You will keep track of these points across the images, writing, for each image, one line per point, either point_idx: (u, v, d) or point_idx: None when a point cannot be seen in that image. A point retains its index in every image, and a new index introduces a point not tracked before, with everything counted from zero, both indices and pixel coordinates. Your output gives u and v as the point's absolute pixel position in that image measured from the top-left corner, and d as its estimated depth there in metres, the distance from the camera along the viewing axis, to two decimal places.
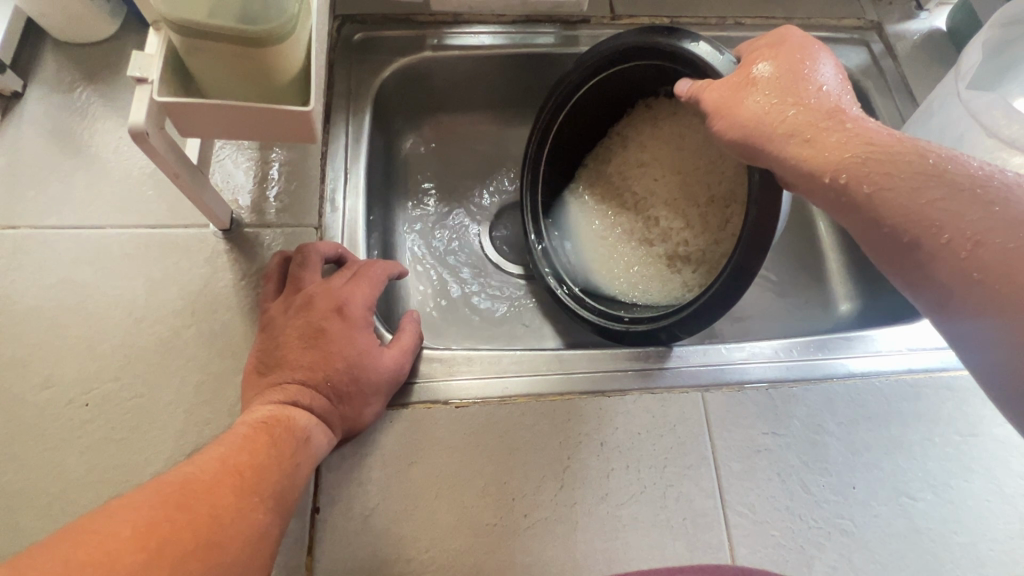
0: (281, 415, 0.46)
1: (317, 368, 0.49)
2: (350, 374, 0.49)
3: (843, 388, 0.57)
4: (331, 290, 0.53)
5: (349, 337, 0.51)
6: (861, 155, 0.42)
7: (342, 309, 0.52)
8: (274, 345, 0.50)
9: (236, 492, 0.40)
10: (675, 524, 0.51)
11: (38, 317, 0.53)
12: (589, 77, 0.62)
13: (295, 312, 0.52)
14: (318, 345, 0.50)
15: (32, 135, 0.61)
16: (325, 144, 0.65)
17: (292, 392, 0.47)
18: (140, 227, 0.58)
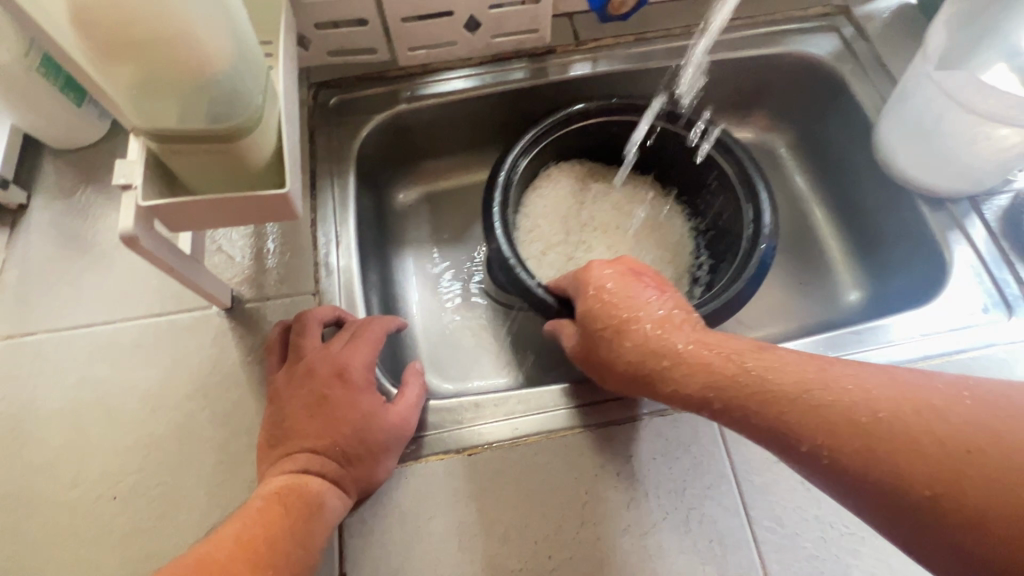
0: (295, 484, 0.46)
1: (325, 434, 0.50)
2: (358, 436, 0.50)
3: None
4: (330, 354, 0.54)
5: (353, 399, 0.52)
6: (860, 401, 0.36)
7: (344, 372, 0.53)
8: (281, 416, 0.51)
9: (251, 567, 0.41)
10: (702, 548, 0.50)
11: (62, 417, 0.56)
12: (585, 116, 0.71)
13: (297, 381, 0.53)
14: (322, 413, 0.51)
15: (41, 242, 0.64)
16: (314, 210, 0.67)
17: (302, 461, 0.48)
18: (148, 316, 0.60)
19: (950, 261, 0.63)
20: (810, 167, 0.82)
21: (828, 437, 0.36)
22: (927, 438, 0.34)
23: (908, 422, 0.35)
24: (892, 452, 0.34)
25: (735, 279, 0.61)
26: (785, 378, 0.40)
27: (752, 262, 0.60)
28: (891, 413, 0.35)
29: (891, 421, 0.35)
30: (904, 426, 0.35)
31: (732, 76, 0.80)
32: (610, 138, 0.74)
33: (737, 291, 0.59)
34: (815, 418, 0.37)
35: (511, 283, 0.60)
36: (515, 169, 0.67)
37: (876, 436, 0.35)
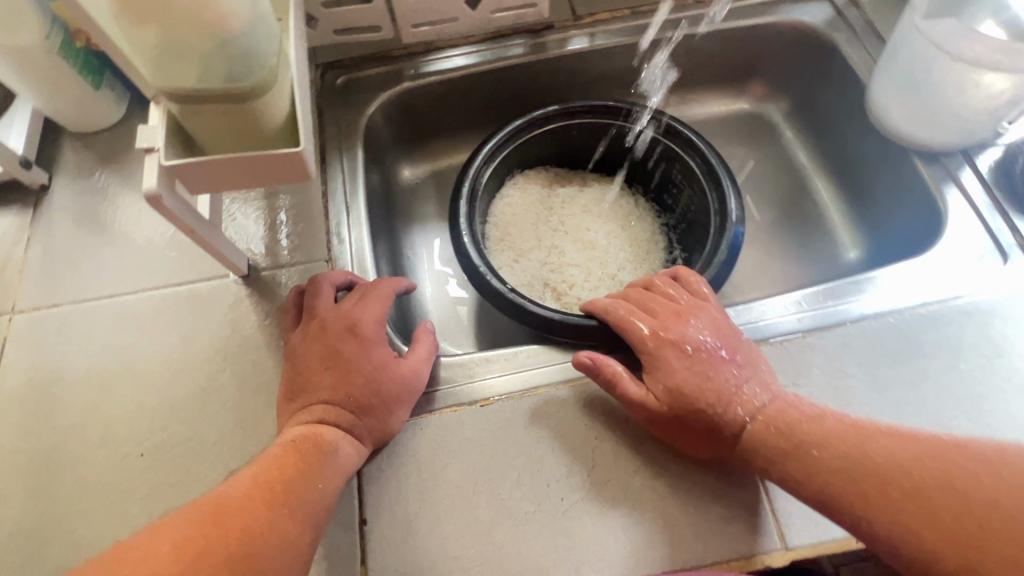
0: (311, 433, 0.49)
1: (339, 384, 0.51)
2: (370, 385, 0.52)
3: (860, 331, 0.58)
4: (341, 312, 0.56)
5: (365, 351, 0.53)
6: (883, 461, 0.45)
7: (355, 326, 0.55)
8: (296, 371, 0.53)
9: (269, 505, 0.43)
10: (710, 487, 0.52)
11: (89, 382, 0.58)
12: (553, 119, 0.73)
13: (311, 337, 0.55)
14: (335, 367, 0.52)
15: (63, 220, 0.67)
16: (325, 183, 0.69)
17: (319, 411, 0.50)
18: (168, 286, 0.63)
19: (946, 213, 0.64)
20: (807, 135, 0.84)
21: (865, 497, 0.44)
22: (950, 504, 0.42)
23: (929, 486, 0.43)
24: (922, 517, 0.42)
25: (706, 268, 0.62)
26: (832, 449, 0.46)
27: (721, 251, 0.62)
28: (915, 477, 0.43)
29: (914, 497, 0.43)
30: (926, 493, 0.42)
31: (727, 47, 0.82)
32: (580, 140, 0.76)
33: (711, 277, 0.61)
34: (858, 483, 0.44)
35: (482, 290, 0.60)
36: (480, 177, 0.68)
37: (902, 497, 0.43)
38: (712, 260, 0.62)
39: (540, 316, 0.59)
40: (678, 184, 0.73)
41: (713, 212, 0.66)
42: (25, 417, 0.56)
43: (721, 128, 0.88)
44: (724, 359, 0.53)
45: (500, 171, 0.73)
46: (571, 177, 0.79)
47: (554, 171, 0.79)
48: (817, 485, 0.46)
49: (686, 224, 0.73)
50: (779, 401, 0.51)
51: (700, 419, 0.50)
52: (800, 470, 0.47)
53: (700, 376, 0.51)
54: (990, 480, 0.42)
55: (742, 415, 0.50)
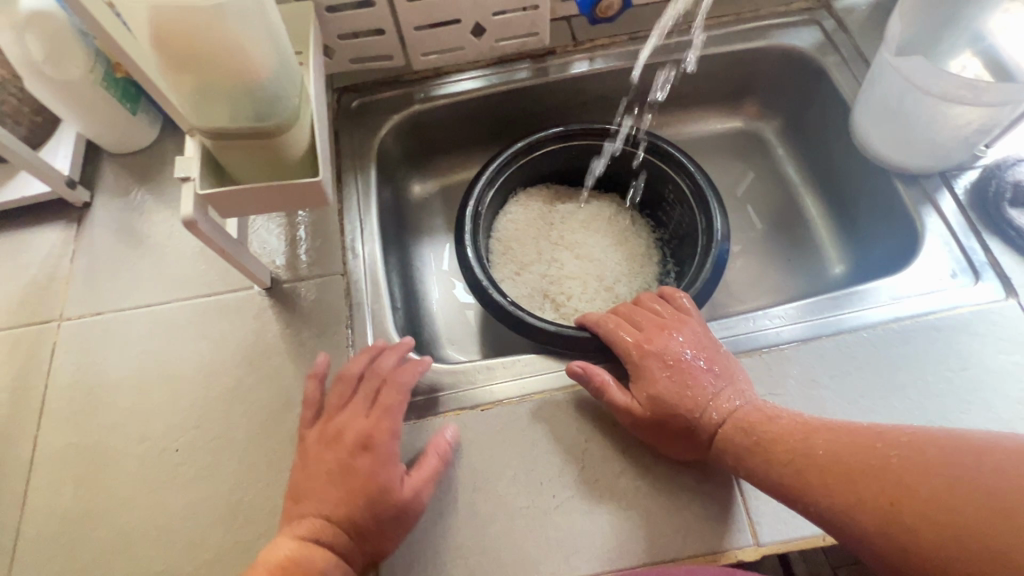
0: (324, 541, 0.50)
1: (343, 501, 0.52)
2: (370, 507, 0.51)
3: (834, 344, 0.62)
4: (359, 421, 0.56)
5: (372, 471, 0.53)
6: (819, 452, 0.49)
7: (369, 445, 0.55)
8: (308, 473, 0.54)
9: None
10: (690, 487, 0.56)
11: (128, 384, 0.64)
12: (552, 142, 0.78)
13: (326, 443, 0.56)
14: (350, 475, 0.53)
15: (103, 235, 0.73)
16: (341, 201, 0.75)
17: (330, 524, 0.51)
18: (199, 297, 0.69)
19: (923, 232, 0.68)
20: (797, 153, 0.88)
21: (804, 485, 0.49)
22: (872, 481, 0.46)
23: (856, 468, 0.47)
24: (849, 496, 0.46)
25: (692, 283, 0.67)
26: (778, 444, 0.51)
27: (706, 267, 0.67)
28: (845, 462, 0.48)
29: (842, 479, 0.47)
30: (852, 475, 0.47)
31: (721, 70, 0.86)
32: (578, 160, 0.81)
33: (696, 292, 0.65)
34: (796, 473, 0.49)
35: (484, 304, 0.65)
36: (484, 196, 0.74)
37: (832, 480, 0.47)
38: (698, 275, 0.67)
39: (535, 328, 0.64)
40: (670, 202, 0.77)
41: (700, 229, 0.70)
42: (72, 414, 0.63)
43: (715, 146, 0.92)
44: (703, 369, 0.58)
45: (503, 189, 0.78)
46: (571, 194, 0.84)
47: (555, 188, 0.84)
48: (768, 478, 0.51)
49: (678, 239, 0.78)
50: (749, 406, 0.55)
51: (679, 424, 0.55)
52: (756, 465, 0.52)
53: (679, 384, 0.57)
54: (909, 456, 0.45)
55: (716, 419, 0.55)
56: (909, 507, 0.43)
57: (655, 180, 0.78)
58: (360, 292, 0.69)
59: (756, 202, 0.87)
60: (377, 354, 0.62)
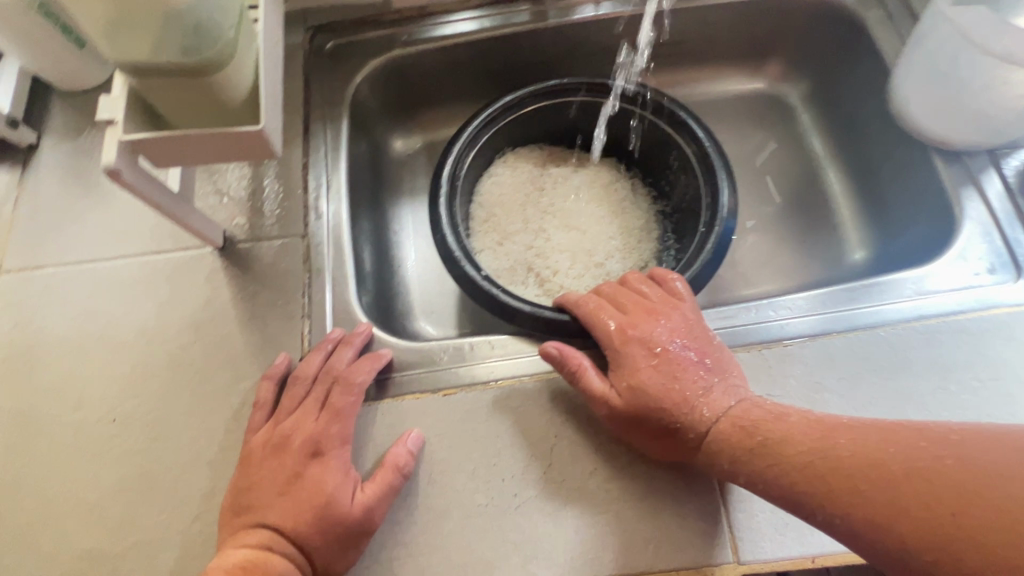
0: (260, 560, 0.45)
1: (289, 516, 0.47)
2: (319, 526, 0.47)
3: (844, 342, 0.55)
4: (308, 426, 0.51)
5: (321, 479, 0.49)
6: (835, 456, 0.42)
7: (319, 450, 0.50)
8: (250, 483, 0.49)
9: None
10: (667, 494, 0.51)
11: (67, 345, 0.59)
12: (545, 96, 0.69)
13: (273, 450, 0.50)
14: (292, 492, 0.48)
15: (48, 181, 0.67)
16: (307, 154, 0.68)
17: (270, 537, 0.46)
18: (147, 254, 0.63)
19: (960, 218, 0.59)
20: (824, 122, 0.78)
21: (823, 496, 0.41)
22: (911, 488, 0.38)
23: (886, 474, 0.39)
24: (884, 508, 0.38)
25: (689, 264, 0.59)
26: (785, 448, 0.44)
27: (707, 246, 0.59)
28: (874, 467, 0.40)
29: (873, 488, 0.39)
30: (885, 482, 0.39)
31: (745, 22, 0.75)
32: (574, 118, 0.72)
33: (692, 275, 0.58)
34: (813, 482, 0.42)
35: (455, 276, 0.59)
36: (465, 154, 0.66)
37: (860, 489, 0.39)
38: (696, 256, 0.59)
39: (508, 306, 0.57)
40: (675, 170, 0.69)
41: (705, 201, 0.62)
42: (6, 376, 0.58)
43: (732, 109, 0.82)
44: (692, 361, 0.51)
45: (489, 147, 0.70)
46: (566, 156, 0.76)
47: (547, 150, 0.76)
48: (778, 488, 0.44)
49: (681, 212, 0.70)
50: (745, 403, 0.48)
51: (662, 422, 0.49)
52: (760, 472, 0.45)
53: (664, 376, 0.50)
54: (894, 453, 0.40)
55: (708, 416, 0.48)
56: (965, 520, 0.35)
57: (659, 143, 0.70)
58: (321, 257, 0.62)
59: (771, 176, 0.78)
60: (334, 349, 0.57)
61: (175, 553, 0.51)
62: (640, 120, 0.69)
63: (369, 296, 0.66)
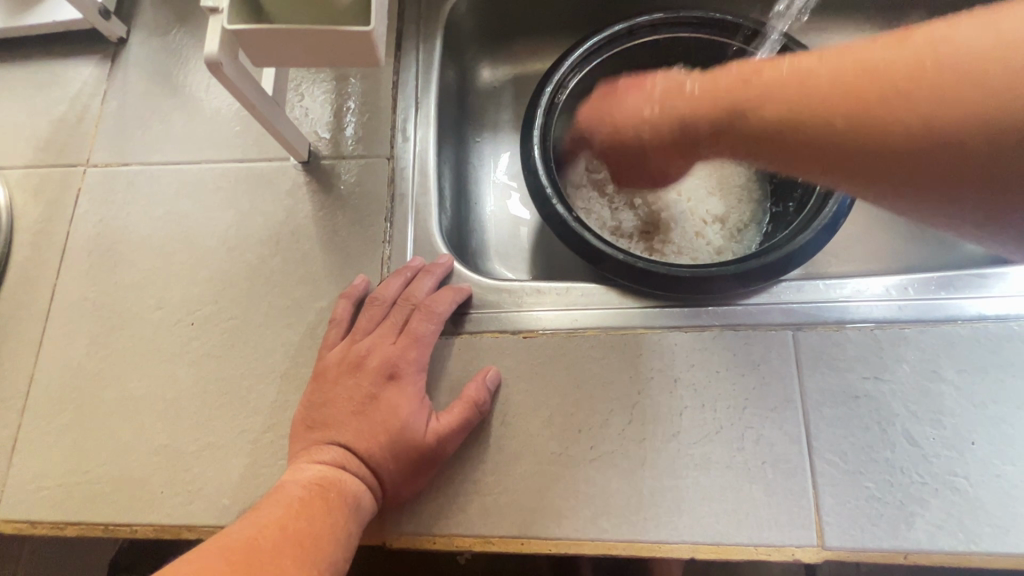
0: (334, 478, 0.44)
1: (365, 438, 0.46)
2: (392, 450, 0.46)
3: (970, 333, 0.49)
4: (384, 348, 0.50)
5: (396, 404, 0.47)
6: (886, 67, 0.34)
7: (395, 373, 0.49)
8: (324, 399, 0.49)
9: (299, 564, 0.38)
10: (753, 468, 0.48)
11: (150, 244, 0.59)
12: (655, 30, 0.63)
13: (348, 369, 0.49)
14: (365, 413, 0.47)
15: (136, 77, 0.66)
16: (397, 72, 0.64)
17: (343, 455, 0.45)
18: (230, 161, 0.62)
19: None
20: None
21: (869, 151, 0.35)
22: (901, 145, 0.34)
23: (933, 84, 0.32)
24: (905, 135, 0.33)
25: (802, 228, 0.54)
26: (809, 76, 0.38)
27: (824, 213, 0.53)
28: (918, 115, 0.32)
29: (917, 103, 0.33)
30: (959, 92, 0.31)
31: None
32: (687, 59, 0.66)
33: (803, 240, 0.53)
34: (849, 112, 0.35)
35: (544, 214, 0.56)
36: (563, 87, 0.62)
37: (890, 132, 0.34)
38: (809, 219, 0.54)
39: (597, 250, 0.53)
40: None
41: None
42: (92, 269, 0.59)
43: None
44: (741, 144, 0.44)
45: (586, 81, 0.66)
46: None
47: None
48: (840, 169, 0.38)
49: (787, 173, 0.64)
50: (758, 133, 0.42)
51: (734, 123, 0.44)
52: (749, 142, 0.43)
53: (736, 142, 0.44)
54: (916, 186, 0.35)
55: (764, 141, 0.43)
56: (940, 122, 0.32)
57: None
58: (405, 181, 0.60)
59: None
60: (413, 277, 0.55)
61: (244, 460, 0.52)
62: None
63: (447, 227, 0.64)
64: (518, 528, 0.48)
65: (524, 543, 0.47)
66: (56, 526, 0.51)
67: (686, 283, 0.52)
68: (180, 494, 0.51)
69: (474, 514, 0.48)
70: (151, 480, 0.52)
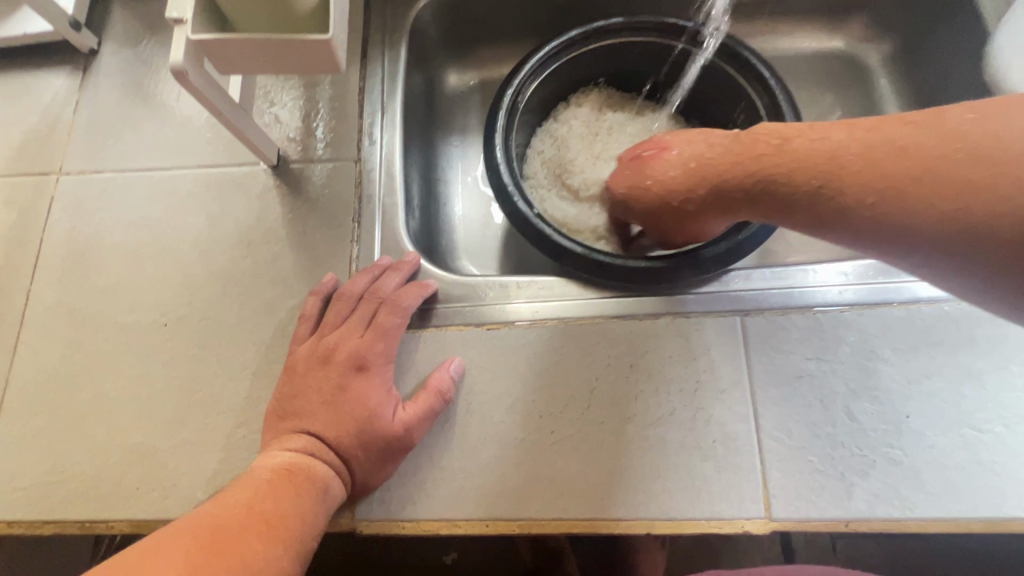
0: (304, 463, 0.46)
1: (335, 428, 0.48)
2: (361, 438, 0.48)
3: (905, 314, 0.53)
4: (353, 342, 0.52)
5: (364, 395, 0.49)
6: (870, 155, 0.37)
7: (363, 364, 0.51)
8: (294, 393, 0.50)
9: (265, 540, 0.39)
10: (705, 447, 0.50)
11: (123, 249, 0.61)
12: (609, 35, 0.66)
13: (318, 361, 0.51)
14: (332, 404, 0.49)
15: (109, 87, 0.67)
16: (363, 79, 0.66)
17: (311, 444, 0.47)
18: (201, 167, 0.63)
19: None
20: (905, 87, 0.73)
21: (806, 203, 0.41)
22: (890, 166, 0.36)
23: (952, 159, 0.34)
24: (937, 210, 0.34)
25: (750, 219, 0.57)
26: (845, 165, 0.38)
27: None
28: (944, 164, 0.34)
29: (879, 174, 0.36)
30: (907, 159, 0.35)
31: None
32: (642, 62, 0.70)
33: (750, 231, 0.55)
34: (861, 178, 0.37)
35: (507, 211, 0.58)
36: (523, 91, 0.64)
37: (841, 202, 0.38)
38: None
39: (558, 245, 0.56)
40: (740, 124, 0.66)
41: None
42: (66, 274, 0.60)
43: (807, 68, 0.77)
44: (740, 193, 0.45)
45: (546, 85, 0.68)
46: (625, 102, 0.73)
47: (606, 92, 0.73)
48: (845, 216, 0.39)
49: None
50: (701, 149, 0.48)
51: (733, 186, 0.45)
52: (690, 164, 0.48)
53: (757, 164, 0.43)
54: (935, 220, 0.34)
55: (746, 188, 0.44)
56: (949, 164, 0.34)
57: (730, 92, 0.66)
58: (372, 183, 0.62)
59: None
60: (380, 274, 0.57)
61: (219, 455, 0.53)
62: (716, 70, 0.65)
63: (416, 227, 0.66)
64: (484, 511, 0.50)
65: (489, 525, 0.49)
66: (32, 525, 0.52)
67: (643, 274, 0.55)
68: (156, 489, 0.53)
69: (441, 499, 0.50)
70: (126, 477, 0.53)
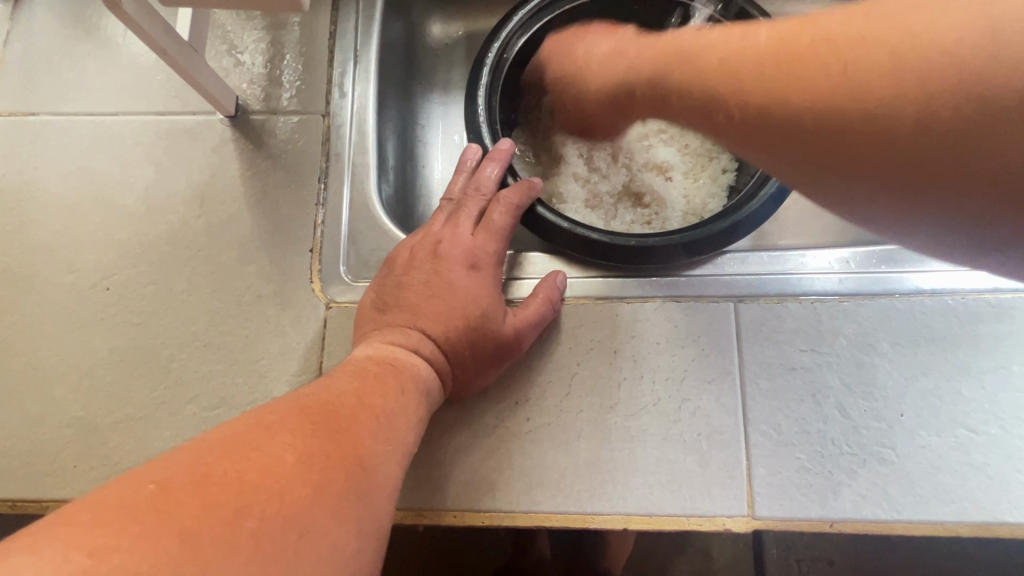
0: (403, 358, 0.42)
1: (439, 320, 0.45)
2: (469, 332, 0.45)
3: (906, 307, 0.49)
4: (463, 240, 0.48)
5: (476, 292, 0.46)
6: (783, 61, 0.30)
7: (476, 263, 0.47)
8: (399, 282, 0.47)
9: (375, 435, 0.35)
10: (688, 440, 0.47)
11: (60, 202, 0.55)
12: None
13: (427, 255, 0.48)
14: (438, 297, 0.46)
15: (45, 17, 0.59)
16: (335, 23, 0.60)
17: (413, 340, 0.44)
18: (149, 114, 0.57)
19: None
20: None
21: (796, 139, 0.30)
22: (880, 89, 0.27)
23: (919, 75, 0.26)
24: (874, 97, 0.27)
25: (749, 198, 0.53)
26: (720, 44, 0.34)
27: (774, 180, 0.53)
28: (884, 69, 0.26)
29: (911, 87, 0.26)
30: (848, 78, 0.27)
31: None
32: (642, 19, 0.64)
33: (749, 211, 0.52)
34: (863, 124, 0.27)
35: None
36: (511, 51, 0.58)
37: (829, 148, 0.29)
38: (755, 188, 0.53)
39: (540, 217, 0.52)
40: None
41: None
42: None
43: None
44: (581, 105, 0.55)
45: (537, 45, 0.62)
46: None
47: None
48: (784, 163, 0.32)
49: None
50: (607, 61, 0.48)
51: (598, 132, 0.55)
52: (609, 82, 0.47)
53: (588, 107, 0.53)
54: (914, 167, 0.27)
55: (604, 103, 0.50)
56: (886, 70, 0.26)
57: None
58: (342, 139, 0.56)
59: None
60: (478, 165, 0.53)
61: (165, 433, 0.49)
62: None
63: (389, 192, 0.60)
64: (450, 500, 0.47)
65: (456, 516, 0.46)
66: None
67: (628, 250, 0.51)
68: (94, 468, 0.48)
69: (405, 487, 0.47)
70: (62, 455, 0.49)
